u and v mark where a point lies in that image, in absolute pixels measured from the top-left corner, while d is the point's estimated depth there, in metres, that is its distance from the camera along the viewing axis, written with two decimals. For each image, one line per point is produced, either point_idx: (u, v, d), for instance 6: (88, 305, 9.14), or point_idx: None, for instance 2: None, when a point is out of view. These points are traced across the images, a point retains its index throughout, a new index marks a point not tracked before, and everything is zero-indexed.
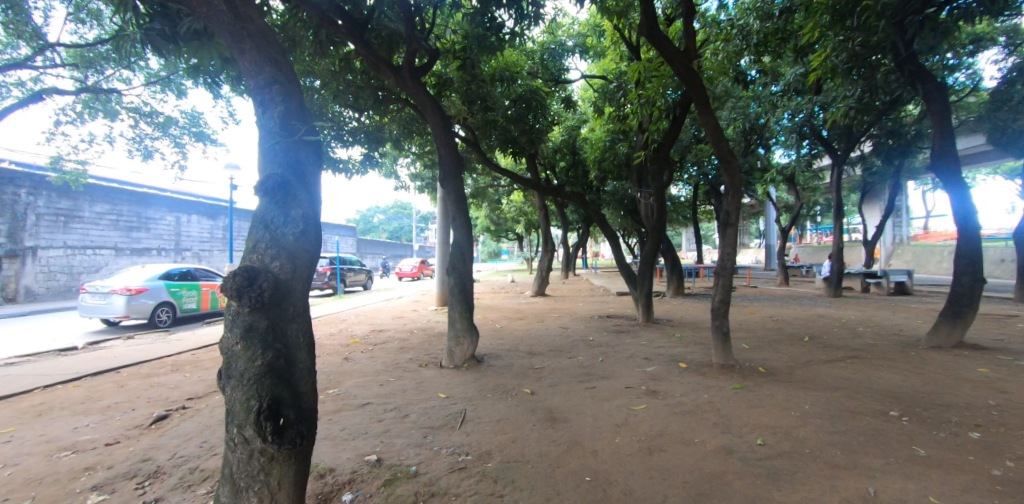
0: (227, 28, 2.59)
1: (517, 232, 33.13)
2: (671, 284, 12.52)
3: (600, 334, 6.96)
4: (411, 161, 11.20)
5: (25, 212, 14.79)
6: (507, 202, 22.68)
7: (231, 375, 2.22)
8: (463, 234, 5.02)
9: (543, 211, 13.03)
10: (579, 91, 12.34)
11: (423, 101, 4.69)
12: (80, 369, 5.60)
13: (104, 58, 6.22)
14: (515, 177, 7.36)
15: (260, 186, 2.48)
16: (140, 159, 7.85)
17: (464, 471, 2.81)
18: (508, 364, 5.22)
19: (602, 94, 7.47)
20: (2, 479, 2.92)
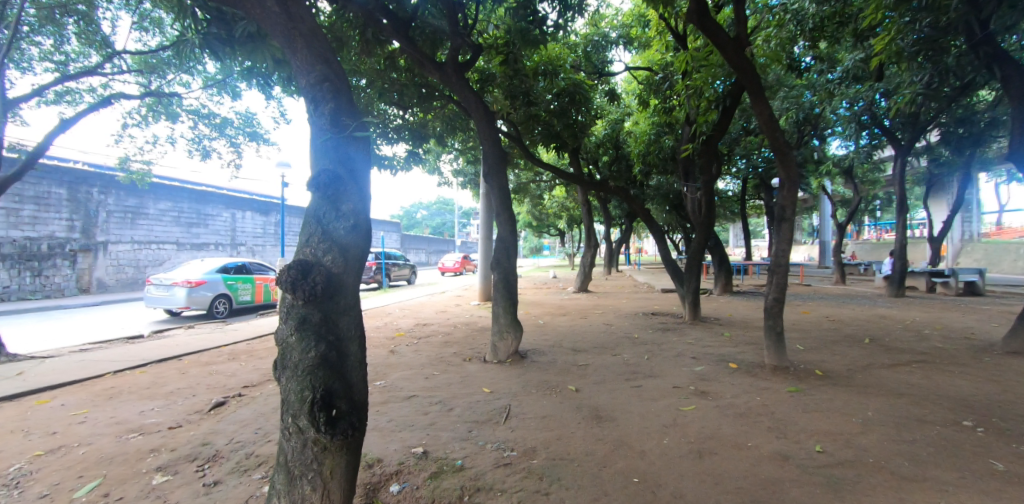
0: (280, 28, 2.67)
1: (559, 227, 33.00)
2: (718, 282, 12.13)
3: (646, 332, 6.80)
4: (454, 156, 11.36)
5: (97, 210, 15.87)
6: (550, 197, 22.63)
7: (287, 365, 2.27)
8: (506, 229, 5.03)
9: (586, 207, 12.88)
10: (623, 84, 12.18)
11: (467, 95, 4.72)
12: (146, 356, 5.95)
13: (165, 63, 6.58)
14: (558, 172, 7.33)
15: (313, 182, 2.54)
16: (199, 158, 8.26)
17: (510, 466, 2.78)
18: (551, 361, 5.16)
19: (646, 86, 7.26)
20: (80, 457, 3.13)
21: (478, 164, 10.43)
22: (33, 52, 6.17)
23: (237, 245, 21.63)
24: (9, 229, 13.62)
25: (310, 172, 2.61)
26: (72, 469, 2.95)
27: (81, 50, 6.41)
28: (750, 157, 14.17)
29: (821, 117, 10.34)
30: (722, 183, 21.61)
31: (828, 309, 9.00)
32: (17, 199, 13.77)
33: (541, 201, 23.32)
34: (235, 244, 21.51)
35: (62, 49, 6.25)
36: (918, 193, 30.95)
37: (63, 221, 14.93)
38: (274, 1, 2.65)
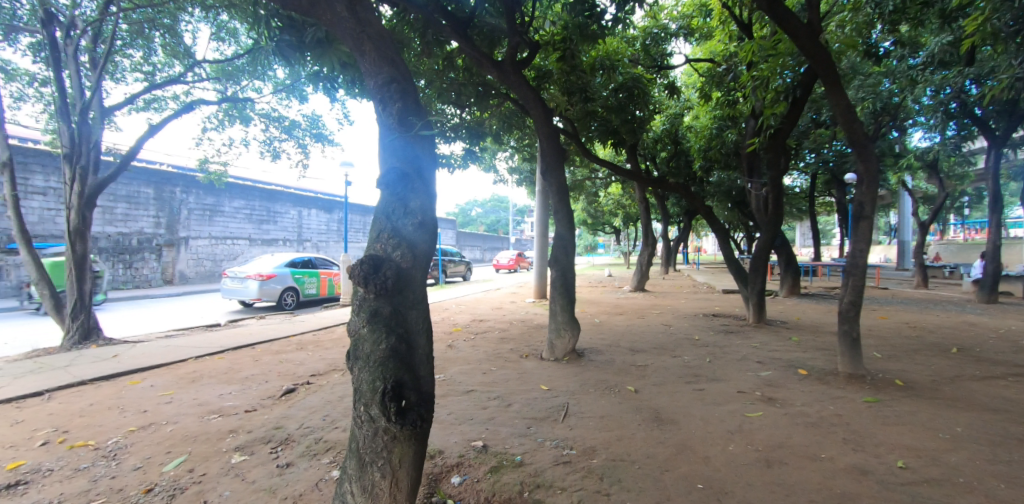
0: (350, 33, 2.77)
1: (614, 225, 32.61)
2: (784, 284, 11.51)
3: (707, 333, 6.55)
4: (510, 153, 11.48)
5: (180, 207, 17.26)
6: (605, 195, 22.42)
7: (359, 356, 2.35)
8: (564, 227, 5.02)
9: (643, 205, 12.60)
10: (684, 78, 11.88)
11: (525, 93, 4.77)
12: (223, 343, 6.38)
13: (239, 70, 7.01)
14: (616, 168, 7.24)
15: (381, 180, 2.62)
16: (270, 159, 8.79)
17: (569, 465, 2.75)
18: (609, 360, 5.08)
19: (708, 79, 7.05)
20: (168, 434, 3.40)
21: (534, 161, 10.52)
22: (127, 63, 6.80)
23: (303, 241, 22.88)
24: (104, 225, 15.07)
25: (379, 170, 2.70)
26: (161, 445, 3.21)
27: (167, 61, 6.98)
28: (821, 152, 13.45)
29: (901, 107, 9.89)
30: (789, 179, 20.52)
31: (909, 315, 8.33)
32: (112, 199, 15.20)
33: (597, 198, 23.12)
34: (302, 240, 22.78)
35: (151, 60, 6.84)
36: (1014, 189, 28.04)
37: (151, 217, 16.34)
38: (344, 8, 2.76)
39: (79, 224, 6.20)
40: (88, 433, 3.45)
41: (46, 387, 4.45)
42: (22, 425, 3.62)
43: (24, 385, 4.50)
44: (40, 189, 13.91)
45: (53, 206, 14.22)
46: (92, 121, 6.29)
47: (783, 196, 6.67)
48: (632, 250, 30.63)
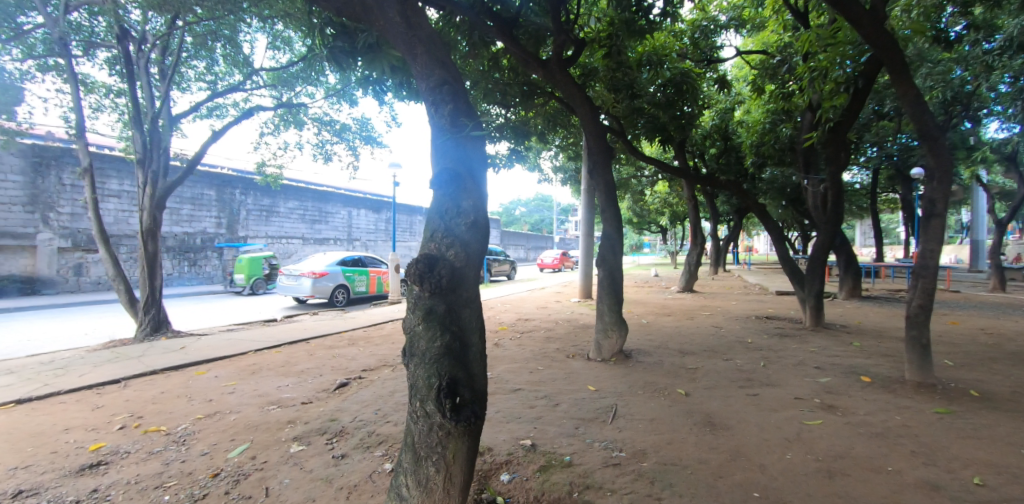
0: (402, 38, 2.86)
1: (661, 224, 31.94)
2: (843, 285, 10.96)
3: (760, 336, 6.33)
4: (554, 153, 11.49)
5: (239, 208, 18.30)
6: (651, 194, 22.06)
7: (414, 353, 2.39)
8: (612, 226, 4.97)
9: (692, 203, 12.27)
10: (736, 72, 11.49)
11: (572, 91, 4.76)
12: (280, 337, 6.71)
13: (294, 76, 7.33)
14: (663, 165, 7.10)
15: (434, 181, 2.68)
16: (322, 161, 9.13)
17: (619, 467, 2.71)
18: (658, 362, 4.99)
19: (760, 72, 6.81)
20: (231, 422, 3.60)
21: (580, 159, 10.49)
22: (192, 73, 7.27)
23: (353, 240, 23.62)
24: (172, 225, 16.15)
25: (432, 171, 2.76)
26: (226, 433, 3.41)
27: (227, 70, 7.40)
28: (884, 145, 12.63)
29: (975, 94, 9.27)
30: (848, 174, 19.43)
31: (985, 320, 7.70)
32: (178, 200, 16.26)
33: (643, 197, 22.80)
34: (351, 239, 23.57)
35: (213, 70, 7.28)
36: None
37: (213, 218, 17.38)
38: (396, 13, 2.85)
39: (150, 224, 6.65)
40: (160, 419, 3.70)
41: (124, 375, 4.82)
42: (103, 410, 3.94)
43: (106, 373, 4.90)
44: (114, 193, 14.97)
45: (127, 207, 15.32)
46: (162, 129, 6.74)
47: (844, 192, 6.33)
48: (679, 249, 29.96)
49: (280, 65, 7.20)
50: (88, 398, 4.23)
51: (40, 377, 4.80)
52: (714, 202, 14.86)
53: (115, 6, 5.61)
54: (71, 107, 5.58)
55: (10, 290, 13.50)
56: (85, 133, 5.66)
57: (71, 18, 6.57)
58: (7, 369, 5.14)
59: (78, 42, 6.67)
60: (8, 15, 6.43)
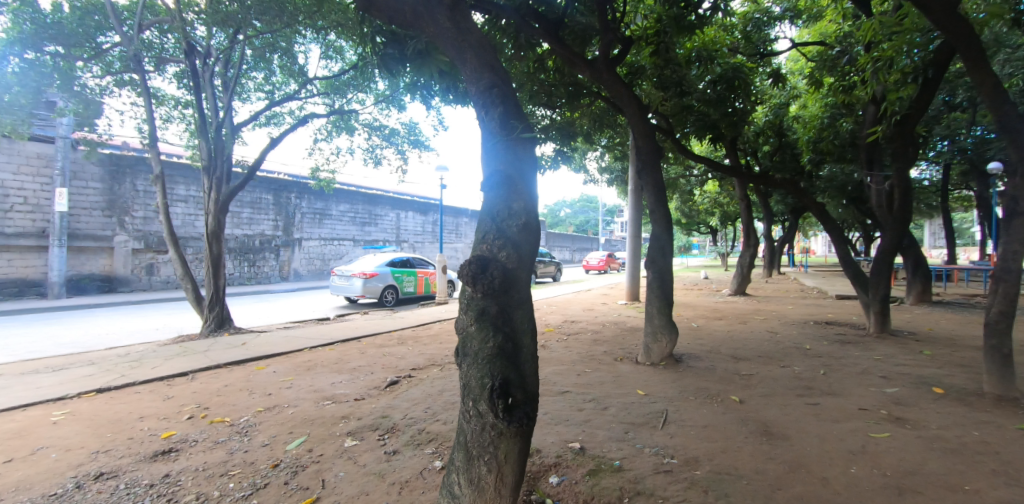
0: (452, 43, 2.92)
1: (712, 225, 31.04)
2: (911, 290, 10.31)
3: (820, 343, 6.05)
4: (601, 153, 11.43)
5: (294, 212, 19.17)
6: (701, 194, 21.60)
7: (467, 353, 2.42)
8: (661, 228, 4.88)
9: (744, 203, 11.80)
10: (791, 65, 11.05)
11: (620, 91, 4.73)
12: (333, 335, 6.99)
13: (346, 84, 7.62)
14: (713, 165, 6.89)
15: (485, 184, 2.72)
16: (372, 165, 9.42)
17: (670, 474, 2.63)
18: (710, 367, 4.86)
19: (817, 64, 6.52)
20: (288, 416, 3.78)
21: (628, 160, 10.40)
22: (251, 84, 7.73)
23: (401, 242, 24.33)
24: (234, 228, 17.05)
25: (482, 174, 2.79)
26: (285, 426, 3.58)
27: (283, 80, 7.79)
28: (956, 139, 11.68)
29: None
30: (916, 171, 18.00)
31: None
32: (239, 204, 17.17)
33: (692, 197, 22.33)
34: (400, 240, 24.39)
35: (271, 80, 7.69)
36: None
37: (271, 221, 18.30)
38: (446, 19, 2.92)
39: (215, 227, 7.07)
40: (224, 411, 3.93)
41: (191, 368, 5.15)
42: (173, 400, 4.23)
43: (175, 366, 5.26)
44: (182, 198, 15.99)
45: (193, 211, 16.30)
46: (226, 137, 7.15)
47: (911, 191, 5.94)
48: (731, 250, 28.97)
49: (332, 73, 7.50)
50: (160, 389, 4.55)
51: (118, 368, 5.21)
52: (768, 201, 14.19)
53: (182, 22, 6.00)
54: (144, 118, 6.01)
55: (90, 288, 14.71)
56: (157, 143, 6.08)
57: (144, 36, 7.07)
58: (90, 360, 5.62)
59: (150, 58, 7.17)
60: (89, 35, 7.00)
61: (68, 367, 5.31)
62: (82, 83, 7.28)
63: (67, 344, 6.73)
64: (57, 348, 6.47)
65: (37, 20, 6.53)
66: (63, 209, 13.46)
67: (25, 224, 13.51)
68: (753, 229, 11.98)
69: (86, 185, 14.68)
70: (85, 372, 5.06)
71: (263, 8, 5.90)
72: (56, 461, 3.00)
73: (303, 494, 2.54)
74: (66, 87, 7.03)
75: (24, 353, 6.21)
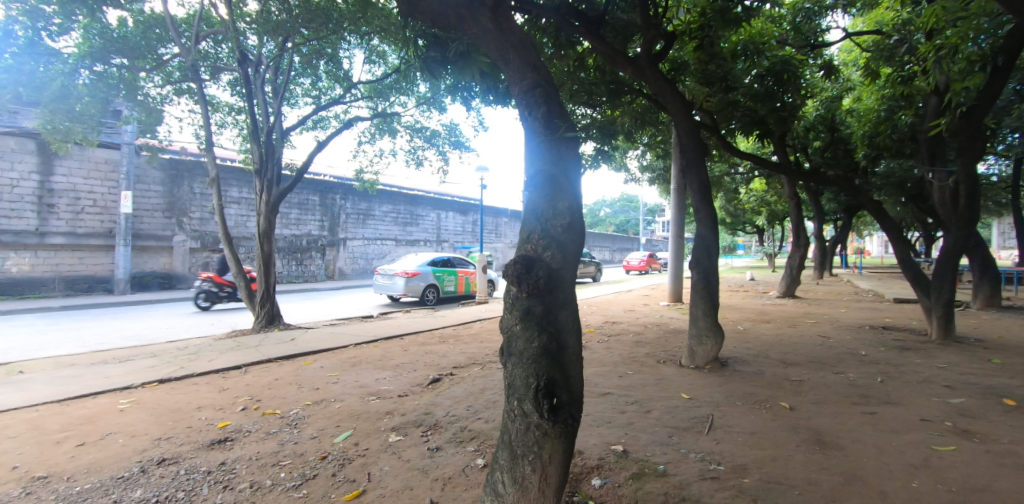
0: (494, 44, 2.94)
1: (758, 224, 30.05)
2: (978, 294, 9.69)
3: (877, 348, 5.77)
4: (642, 151, 11.29)
5: (339, 212, 19.82)
6: (747, 192, 21.05)
7: (512, 353, 2.39)
8: (707, 227, 4.79)
9: (794, 201, 11.35)
10: (845, 55, 10.55)
11: (663, 87, 4.69)
12: (377, 333, 7.20)
13: (388, 87, 7.82)
14: (759, 162, 6.70)
15: (529, 184, 2.73)
16: (414, 167, 9.63)
17: (717, 481, 2.56)
18: (757, 372, 4.73)
19: (874, 55, 6.22)
20: (335, 410, 3.92)
21: (671, 158, 10.24)
22: (299, 90, 8.08)
23: (440, 242, 24.84)
24: (283, 229, 17.81)
25: (526, 174, 2.80)
26: (332, 419, 3.72)
27: (329, 84, 8.08)
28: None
29: None
30: (982, 165, 16.77)
31: None
32: (288, 206, 17.90)
33: (737, 195, 21.75)
34: (440, 240, 24.85)
35: (317, 86, 7.99)
36: None
37: (317, 222, 18.98)
38: (488, 20, 2.94)
39: (266, 227, 7.40)
40: (275, 403, 4.12)
41: (244, 362, 5.42)
42: (228, 392, 4.47)
43: (229, 359, 5.55)
44: (235, 199, 16.80)
45: (245, 212, 17.09)
46: (276, 141, 7.47)
47: (979, 187, 5.58)
48: (777, 250, 27.84)
49: (376, 77, 7.71)
50: (216, 381, 4.81)
51: (177, 360, 5.55)
52: (819, 200, 13.53)
53: (236, 33, 6.33)
54: (201, 123, 6.33)
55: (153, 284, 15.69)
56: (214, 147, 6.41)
57: (202, 47, 7.48)
58: (153, 352, 6.01)
59: (207, 67, 7.58)
60: (151, 47, 7.45)
61: (133, 359, 5.69)
62: (144, 93, 7.74)
63: (131, 337, 7.22)
64: (123, 341, 6.95)
65: (105, 34, 6.92)
66: (128, 211, 14.38)
67: (94, 225, 14.53)
68: (803, 228, 11.51)
69: (148, 188, 15.61)
70: (148, 364, 5.42)
71: (311, 16, 6.14)
72: (123, 447, 3.23)
73: (350, 487, 2.63)
74: (131, 97, 7.49)
75: (94, 344, 6.70)
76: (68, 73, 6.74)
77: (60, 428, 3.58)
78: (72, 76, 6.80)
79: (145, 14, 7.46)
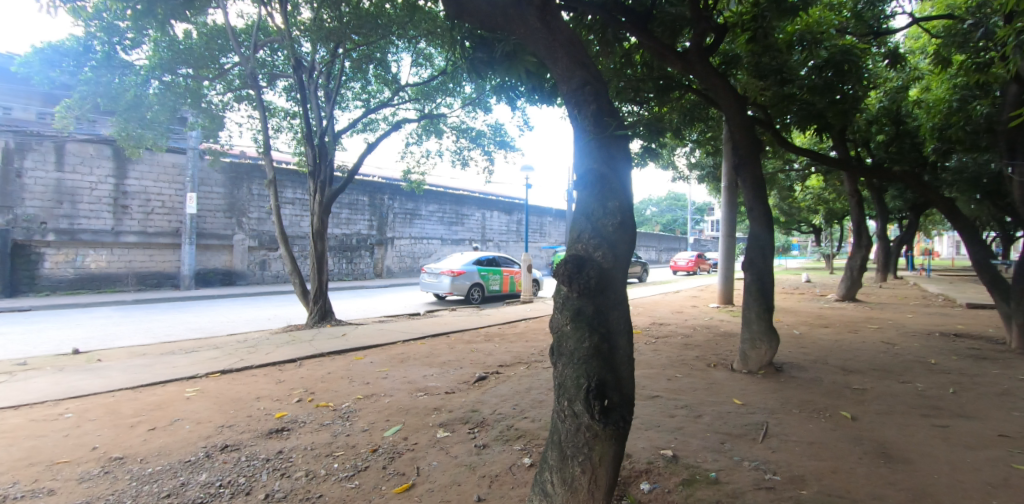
0: (543, 43, 2.94)
1: (815, 222, 28.58)
2: None
3: (950, 357, 5.40)
4: (691, 148, 11.03)
5: (387, 212, 20.40)
6: (803, 189, 20.17)
7: (562, 353, 2.35)
8: (761, 226, 4.65)
9: (855, 199, 10.77)
10: (913, 41, 9.87)
11: (714, 82, 4.62)
12: (424, 330, 7.39)
13: (435, 89, 7.97)
14: (817, 157, 6.43)
15: (579, 183, 2.72)
16: (460, 167, 9.79)
17: (773, 491, 2.47)
18: (815, 379, 4.54)
19: (946, 41, 5.81)
20: (385, 405, 4.07)
21: (721, 154, 9.94)
22: (350, 94, 8.41)
23: (486, 241, 25.16)
24: (335, 228, 18.54)
25: (576, 172, 2.79)
26: (383, 413, 3.87)
27: (378, 88, 8.38)
28: None
29: None
30: None
31: None
32: (339, 206, 18.56)
33: (793, 193, 20.84)
34: (484, 239, 25.13)
35: (367, 89, 8.32)
36: None
37: (367, 221, 19.63)
38: (536, 20, 2.94)
39: (319, 226, 7.73)
40: (328, 396, 4.32)
41: (298, 356, 5.71)
42: (285, 384, 4.71)
43: (285, 353, 5.85)
44: (290, 200, 17.62)
45: (299, 212, 17.90)
46: (328, 144, 7.80)
47: None
48: (836, 250, 26.36)
49: (423, 79, 7.88)
50: (273, 373, 5.09)
51: (238, 352, 5.90)
52: (883, 197, 12.76)
53: (292, 41, 6.62)
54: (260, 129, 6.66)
55: (215, 281, 16.66)
56: (271, 151, 6.70)
57: (260, 56, 7.93)
58: (215, 344, 6.42)
59: (265, 74, 8.03)
60: (213, 57, 7.90)
61: (198, 350, 6.11)
62: (208, 100, 8.24)
63: (196, 330, 7.73)
64: (189, 333, 7.46)
65: (172, 46, 7.35)
66: (193, 212, 15.34)
67: (163, 224, 15.59)
68: (864, 227, 10.90)
69: (211, 190, 16.60)
70: (212, 355, 5.79)
71: (361, 22, 6.33)
72: (190, 432, 3.47)
73: (400, 480, 2.72)
74: (196, 104, 8.00)
75: (163, 336, 7.23)
76: (140, 84, 7.29)
77: (133, 413, 3.89)
78: (143, 86, 7.34)
79: (208, 26, 7.90)
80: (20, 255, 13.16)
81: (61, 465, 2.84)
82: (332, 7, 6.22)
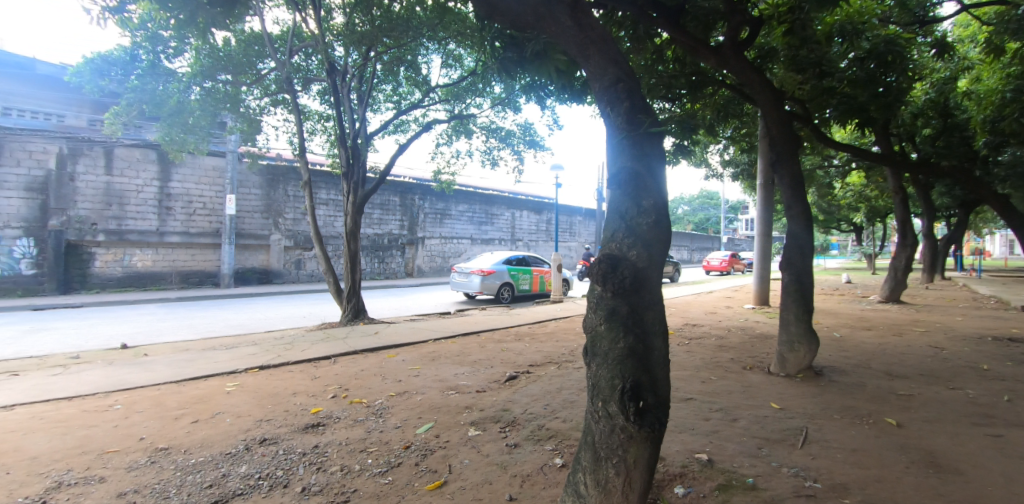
0: (575, 41, 2.91)
1: (857, 221, 27.42)
2: None
3: (1005, 363, 5.14)
4: (725, 145, 10.79)
5: (418, 212, 20.70)
6: (844, 186, 19.40)
7: (596, 353, 2.34)
8: (798, 223, 4.52)
9: (899, 195, 10.31)
10: (963, 28, 9.38)
11: (750, 76, 4.54)
12: (455, 329, 7.49)
13: (464, 89, 8.04)
14: (860, 152, 6.21)
15: (613, 181, 2.70)
16: (490, 167, 9.86)
17: (815, 499, 2.41)
18: (856, 384, 4.39)
19: (1001, 27, 5.51)
20: (417, 402, 4.15)
21: (755, 150, 9.70)
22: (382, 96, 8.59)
23: (516, 240, 25.22)
24: (368, 228, 18.96)
25: (611, 170, 2.77)
26: (416, 410, 3.96)
27: (408, 89, 8.54)
28: None
29: None
30: None
31: None
32: (371, 207, 18.93)
33: (833, 190, 20.07)
34: (514, 239, 25.19)
35: (398, 91, 8.51)
36: None
37: (398, 222, 19.98)
38: (568, 18, 2.92)
39: (353, 226, 7.95)
40: (361, 393, 4.43)
41: (333, 353, 5.88)
42: (320, 380, 4.87)
43: (320, 350, 6.04)
44: (325, 201, 18.10)
45: (333, 213, 18.34)
46: (359, 145, 7.98)
47: None
48: (879, 250, 25.25)
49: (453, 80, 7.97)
50: (309, 369, 5.26)
51: (275, 349, 6.12)
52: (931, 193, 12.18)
53: (325, 46, 6.78)
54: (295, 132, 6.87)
55: (252, 279, 17.26)
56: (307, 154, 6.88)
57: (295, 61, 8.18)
58: (253, 341, 6.68)
59: (300, 78, 8.28)
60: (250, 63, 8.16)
61: (237, 346, 6.36)
62: (246, 105, 8.50)
63: (235, 327, 8.06)
64: (229, 330, 7.79)
65: (212, 54, 7.63)
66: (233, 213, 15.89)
67: (204, 225, 16.22)
68: (909, 225, 10.43)
69: (249, 192, 17.19)
70: (251, 351, 6.03)
71: (392, 24, 6.51)
72: (231, 425, 3.63)
73: (432, 477, 2.77)
74: (235, 109, 8.28)
75: (204, 332, 7.57)
76: (182, 91, 7.60)
77: (178, 406, 4.10)
78: (185, 92, 7.65)
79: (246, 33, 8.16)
80: (73, 254, 13.92)
81: (112, 454, 3.02)
82: (365, 11, 6.39)
